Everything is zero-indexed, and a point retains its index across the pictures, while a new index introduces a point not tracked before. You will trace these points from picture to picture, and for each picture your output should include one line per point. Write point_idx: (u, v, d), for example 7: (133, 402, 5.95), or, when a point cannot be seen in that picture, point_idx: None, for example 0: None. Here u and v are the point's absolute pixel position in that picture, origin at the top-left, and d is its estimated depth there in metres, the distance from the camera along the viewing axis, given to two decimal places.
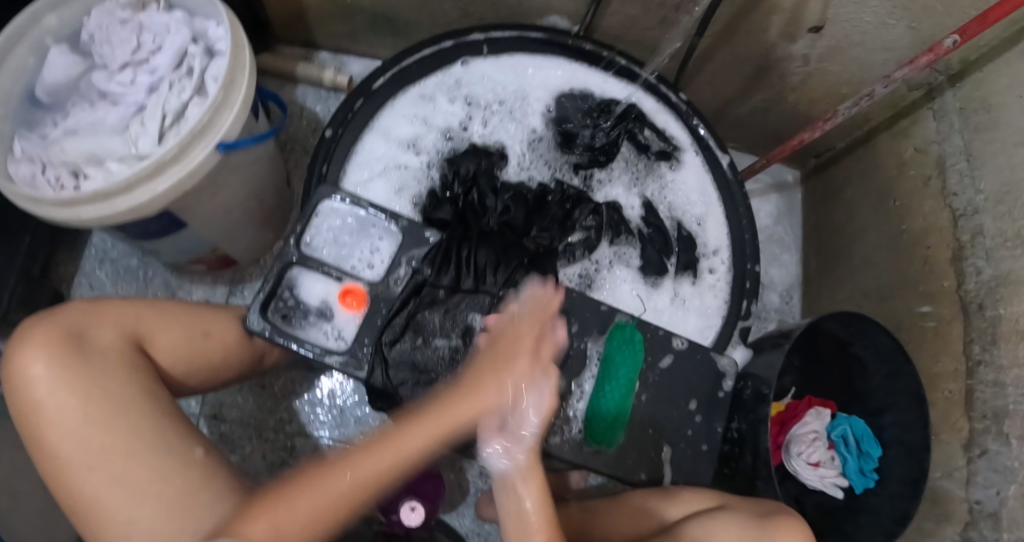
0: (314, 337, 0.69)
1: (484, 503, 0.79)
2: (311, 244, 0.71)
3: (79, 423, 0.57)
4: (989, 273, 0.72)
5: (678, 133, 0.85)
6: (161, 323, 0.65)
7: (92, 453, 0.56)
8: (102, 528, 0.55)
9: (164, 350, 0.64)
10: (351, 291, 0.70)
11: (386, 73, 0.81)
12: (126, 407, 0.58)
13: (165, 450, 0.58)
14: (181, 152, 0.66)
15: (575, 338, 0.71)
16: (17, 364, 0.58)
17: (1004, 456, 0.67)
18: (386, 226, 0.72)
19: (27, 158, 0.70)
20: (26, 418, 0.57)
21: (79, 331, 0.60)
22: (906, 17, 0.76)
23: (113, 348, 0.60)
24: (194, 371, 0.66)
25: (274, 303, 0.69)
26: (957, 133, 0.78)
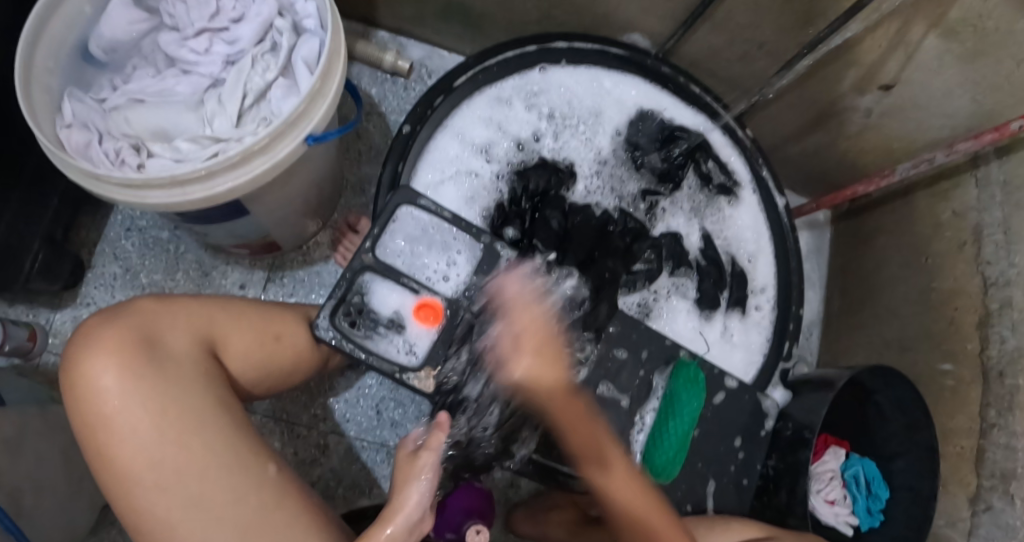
0: (385, 349, 0.66)
1: (520, 519, 0.81)
2: (388, 251, 0.68)
3: (153, 441, 0.52)
4: (1013, 344, 0.76)
5: (740, 168, 0.86)
6: (233, 324, 0.61)
7: (168, 473, 0.52)
8: None
9: (237, 355, 0.60)
10: (427, 305, 0.68)
11: (467, 72, 0.79)
12: (204, 424, 0.54)
13: (243, 469, 0.54)
14: (270, 144, 0.60)
15: (644, 367, 0.72)
16: (82, 373, 0.53)
17: (1008, 515, 0.73)
18: (467, 239, 0.70)
19: (78, 123, 0.62)
20: (90, 431, 0.52)
21: (150, 336, 0.55)
22: (973, 90, 0.77)
23: (189, 354, 0.56)
24: (262, 379, 0.63)
25: (347, 312, 0.66)
26: (998, 206, 0.80)
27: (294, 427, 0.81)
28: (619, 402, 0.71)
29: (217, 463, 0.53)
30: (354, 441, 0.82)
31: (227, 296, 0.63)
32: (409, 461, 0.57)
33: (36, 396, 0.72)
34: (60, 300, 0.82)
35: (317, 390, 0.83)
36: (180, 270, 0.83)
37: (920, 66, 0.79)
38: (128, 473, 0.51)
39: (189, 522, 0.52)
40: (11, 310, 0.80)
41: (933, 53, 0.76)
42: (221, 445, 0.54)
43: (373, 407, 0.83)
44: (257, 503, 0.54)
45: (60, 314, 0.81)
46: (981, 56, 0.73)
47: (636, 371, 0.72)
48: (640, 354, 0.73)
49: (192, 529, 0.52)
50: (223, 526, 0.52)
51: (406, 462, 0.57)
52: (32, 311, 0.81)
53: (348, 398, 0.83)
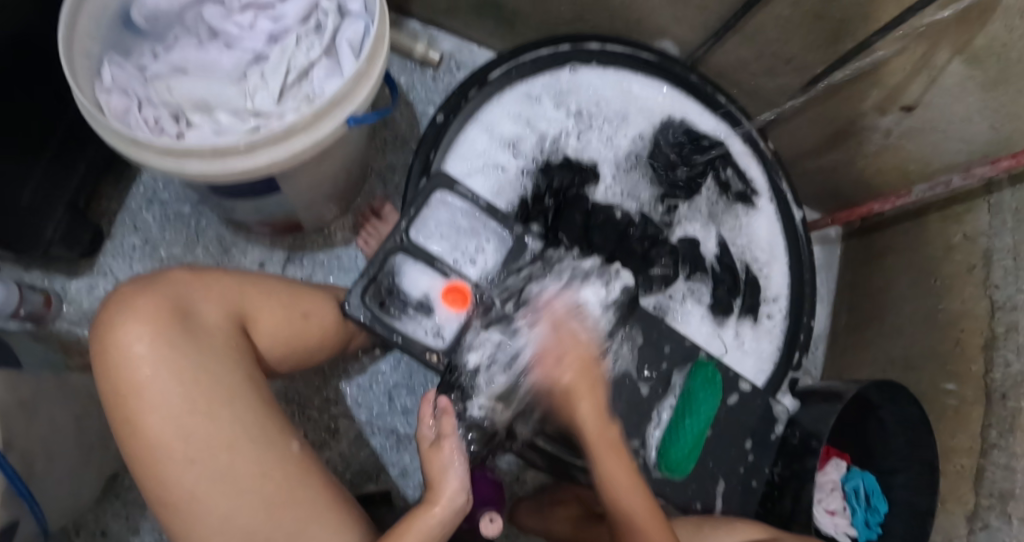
0: (413, 330, 0.68)
1: (524, 513, 0.82)
2: (420, 233, 0.70)
3: (183, 411, 0.52)
4: (1016, 367, 0.78)
5: (758, 178, 0.87)
6: (264, 300, 0.61)
7: (196, 442, 0.52)
8: (194, 524, 0.52)
9: (266, 331, 0.61)
10: (456, 288, 0.69)
11: (502, 65, 0.80)
12: (232, 396, 0.54)
13: (268, 442, 0.54)
14: (312, 122, 0.60)
15: (665, 362, 0.73)
16: (114, 339, 0.53)
17: (1004, 533, 0.74)
18: (496, 228, 0.72)
19: (117, 89, 0.63)
20: (117, 397, 0.52)
21: (184, 306, 0.55)
22: (992, 118, 0.79)
23: (220, 328, 0.56)
24: (287, 357, 0.63)
25: (376, 290, 0.67)
26: (1009, 232, 0.82)
27: (304, 409, 0.81)
28: (637, 388, 0.73)
29: (244, 435, 0.54)
30: (364, 425, 0.82)
31: (259, 273, 0.64)
32: (432, 452, 0.61)
33: (51, 362, 0.71)
34: (77, 268, 0.81)
35: (330, 372, 0.83)
36: (199, 245, 0.83)
37: (942, 90, 0.80)
38: (154, 441, 0.51)
39: (214, 493, 0.52)
40: (27, 276, 0.80)
41: (956, 78, 0.78)
42: (249, 418, 0.54)
43: (386, 392, 0.83)
44: (280, 478, 0.54)
45: (76, 282, 0.81)
46: (1003, 85, 0.75)
47: (658, 361, 0.73)
48: (662, 348, 0.74)
49: (216, 500, 0.52)
50: (246, 502, 0.53)
51: (430, 453, 0.61)
52: (47, 278, 0.81)
53: (360, 382, 0.83)
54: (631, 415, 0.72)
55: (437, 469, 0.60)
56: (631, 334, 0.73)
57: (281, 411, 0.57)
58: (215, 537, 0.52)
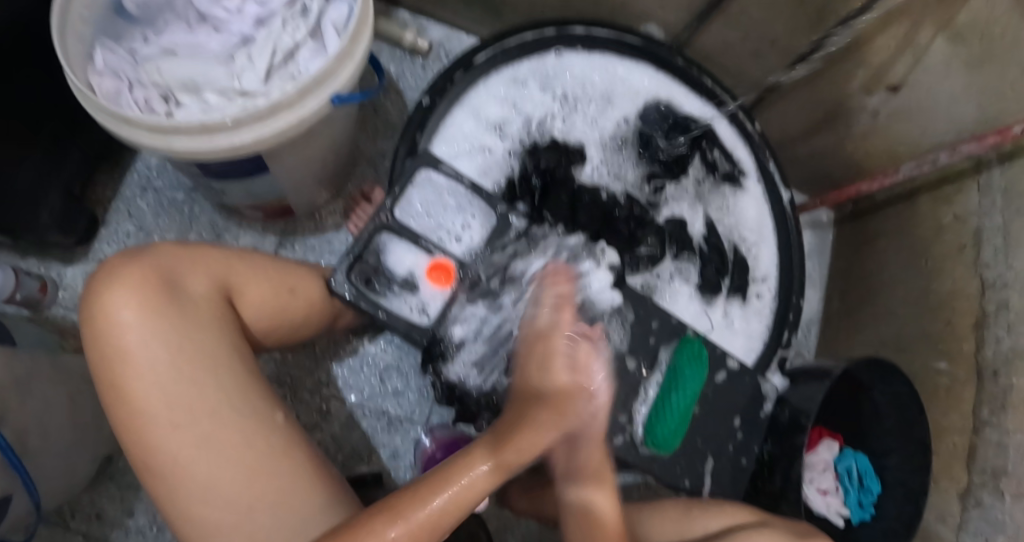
0: (398, 307, 0.69)
1: (514, 496, 0.82)
2: (405, 212, 0.70)
3: (169, 378, 0.53)
4: (1007, 344, 0.78)
5: (745, 159, 0.88)
6: (251, 274, 0.62)
7: (182, 409, 0.53)
8: (177, 490, 0.53)
9: (252, 304, 0.62)
10: (439, 266, 0.70)
11: (487, 50, 0.81)
12: (217, 365, 0.55)
13: (251, 412, 0.56)
14: (297, 99, 0.62)
15: (653, 338, 0.74)
16: (102, 307, 0.54)
17: (997, 510, 0.74)
18: (483, 207, 0.73)
19: (109, 71, 0.64)
20: (105, 363, 0.53)
21: (172, 277, 0.56)
22: (978, 96, 0.79)
23: (206, 299, 0.57)
24: (275, 329, 0.65)
25: (361, 267, 0.68)
26: (998, 210, 0.82)
27: (296, 391, 0.82)
28: (625, 363, 0.73)
29: (228, 405, 0.55)
30: (355, 408, 0.83)
31: (247, 249, 0.65)
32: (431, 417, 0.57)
33: (47, 345, 0.73)
34: (72, 255, 0.83)
35: (321, 355, 0.84)
36: (192, 231, 0.84)
37: (927, 69, 0.81)
38: (140, 407, 0.53)
39: (199, 461, 0.53)
40: (24, 263, 0.82)
41: (941, 56, 0.78)
42: (233, 388, 0.55)
43: (377, 374, 0.84)
44: (263, 447, 0.55)
45: (71, 269, 0.82)
46: (988, 62, 0.75)
47: (646, 337, 0.74)
48: (650, 324, 0.74)
49: (200, 468, 0.53)
50: (227, 469, 0.53)
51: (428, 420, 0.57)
52: (44, 264, 0.82)
53: (352, 365, 0.84)
54: (619, 391, 0.72)
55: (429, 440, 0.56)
56: (620, 312, 0.74)
57: (266, 382, 0.58)
58: (196, 504, 0.53)
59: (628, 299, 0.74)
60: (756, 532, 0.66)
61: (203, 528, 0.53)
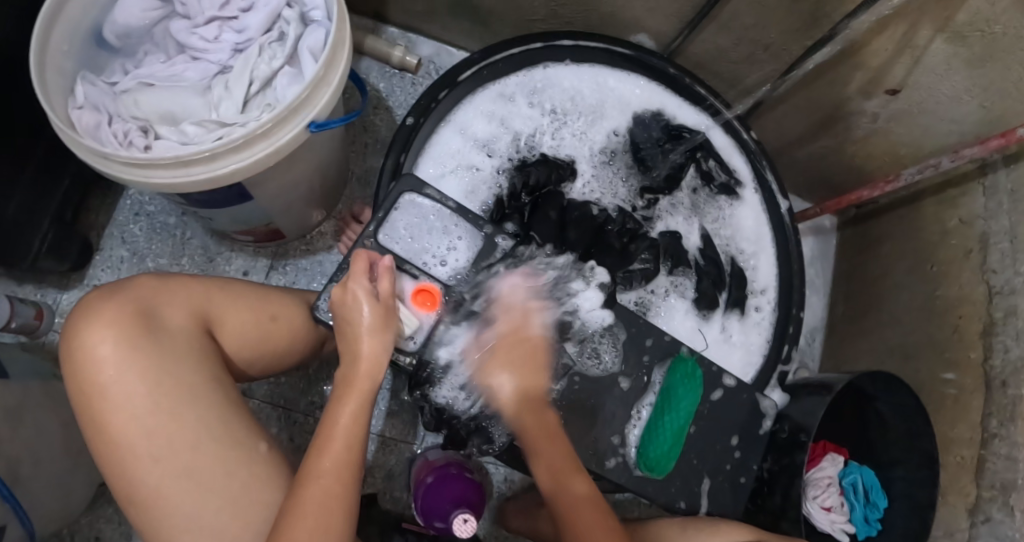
0: None
1: (513, 515, 0.81)
2: (389, 236, 0.69)
3: (147, 411, 0.53)
4: (1016, 353, 0.75)
5: (742, 168, 0.87)
6: (230, 303, 0.62)
7: (161, 442, 0.53)
8: (161, 522, 0.53)
9: (231, 334, 0.61)
10: (425, 289, 0.67)
11: (472, 67, 0.80)
12: (198, 398, 0.55)
13: (232, 443, 0.55)
14: (272, 128, 0.62)
15: (646, 357, 0.73)
16: (81, 343, 0.54)
17: (1007, 526, 0.72)
18: (468, 226, 0.71)
19: (89, 105, 0.65)
20: (85, 397, 0.54)
21: (149, 310, 0.56)
22: (981, 96, 0.77)
23: (185, 331, 0.57)
24: (257, 359, 0.64)
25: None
26: (1004, 214, 0.80)
27: (290, 413, 0.82)
28: (619, 383, 0.72)
29: (206, 437, 0.54)
30: None
31: (227, 278, 0.64)
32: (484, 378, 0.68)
33: (39, 372, 0.73)
34: (67, 281, 0.83)
35: (315, 377, 0.84)
36: (185, 254, 0.85)
37: (927, 70, 0.78)
38: (120, 440, 0.53)
39: (179, 493, 0.53)
40: (20, 290, 0.82)
41: (940, 57, 0.76)
42: (212, 419, 0.55)
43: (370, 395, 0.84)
44: (247, 477, 0.55)
45: (67, 295, 0.83)
46: (990, 62, 0.73)
47: (640, 355, 0.73)
48: (644, 341, 0.73)
49: (180, 500, 0.53)
50: (211, 499, 0.54)
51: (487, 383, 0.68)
52: (40, 291, 0.83)
53: None
54: (612, 410, 0.71)
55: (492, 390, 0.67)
56: (612, 332, 0.73)
57: (248, 411, 0.58)
58: (180, 535, 0.53)
59: (618, 317, 0.73)
60: None
61: None
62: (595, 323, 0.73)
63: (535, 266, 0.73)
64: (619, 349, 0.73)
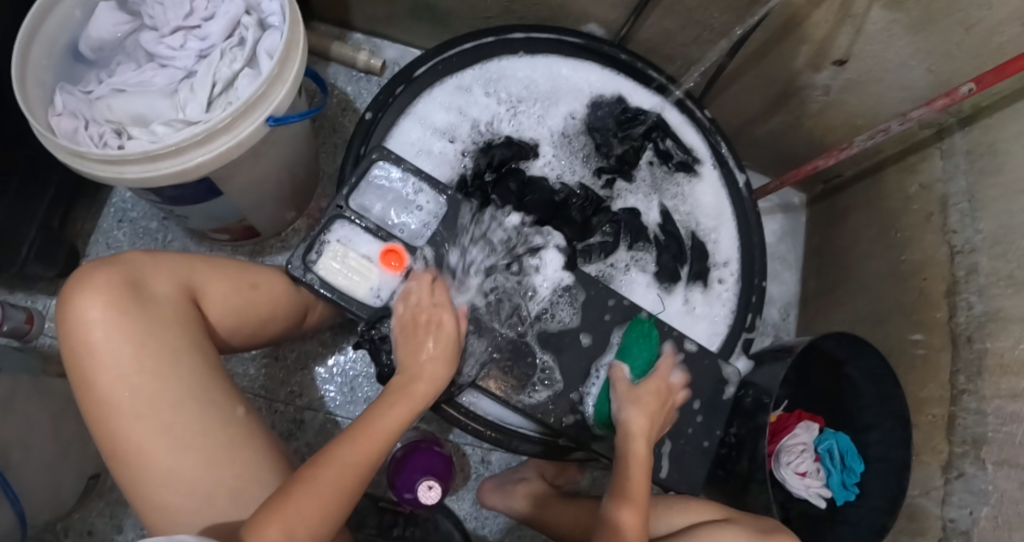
0: (354, 291, 0.70)
1: (489, 491, 0.81)
2: (361, 201, 0.73)
3: (132, 373, 0.57)
4: (980, 309, 0.77)
5: (699, 146, 0.90)
6: (212, 274, 0.65)
7: (144, 404, 0.56)
8: (142, 478, 0.56)
9: (215, 303, 0.65)
10: (393, 251, 0.72)
11: (426, 63, 0.85)
12: (180, 363, 0.58)
13: (211, 407, 0.59)
14: (232, 123, 0.68)
15: (604, 322, 0.75)
16: (73, 307, 0.57)
17: (981, 479, 0.72)
18: (432, 193, 0.75)
19: (67, 112, 0.71)
20: (76, 358, 0.57)
21: (137, 281, 0.59)
22: (927, 60, 0.81)
23: (170, 300, 0.60)
24: (239, 328, 0.67)
25: (318, 252, 0.71)
26: (962, 174, 0.82)
27: (271, 403, 0.85)
28: (580, 339, 0.74)
29: (190, 399, 0.58)
30: (330, 416, 0.86)
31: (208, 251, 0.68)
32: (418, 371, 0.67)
33: (28, 369, 0.76)
34: (57, 286, 0.87)
35: (293, 368, 0.87)
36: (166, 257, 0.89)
37: (869, 38, 0.81)
38: (107, 399, 0.56)
39: (159, 449, 0.56)
40: (11, 297, 0.86)
41: (881, 24, 0.79)
42: (193, 384, 0.58)
43: (347, 382, 0.87)
44: (223, 439, 0.58)
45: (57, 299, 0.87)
46: (931, 25, 0.76)
47: (601, 314, 0.75)
48: (606, 302, 0.76)
49: (161, 457, 0.56)
50: (189, 459, 0.57)
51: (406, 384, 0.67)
52: (32, 298, 0.87)
53: (326, 374, 0.87)
54: (576, 365, 0.73)
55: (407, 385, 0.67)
56: (570, 292, 0.76)
57: (228, 378, 0.61)
58: (159, 492, 0.56)
59: (580, 281, 0.76)
60: (716, 529, 0.70)
61: (161, 514, 0.57)
62: (554, 284, 0.76)
63: (494, 234, 0.78)
64: (585, 316, 0.75)
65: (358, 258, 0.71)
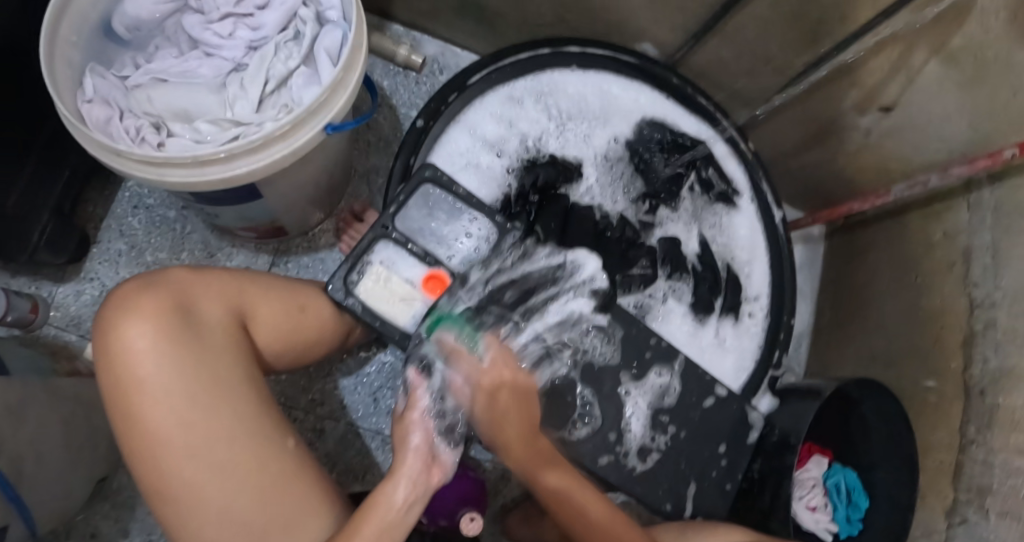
0: (396, 317, 0.71)
1: (514, 524, 0.85)
2: (407, 225, 0.74)
3: (184, 405, 0.55)
4: (994, 364, 0.79)
5: (739, 178, 0.90)
6: (262, 295, 0.65)
7: (198, 437, 0.54)
8: (196, 512, 0.54)
9: (263, 327, 0.65)
10: (435, 276, 0.74)
11: (481, 71, 0.84)
12: (233, 392, 0.57)
13: (266, 437, 0.57)
14: (291, 130, 0.64)
15: (649, 363, 0.77)
16: (117, 334, 0.55)
17: (982, 529, 0.76)
18: (481, 217, 0.76)
19: (99, 98, 0.66)
20: (119, 391, 0.55)
21: (186, 304, 0.58)
22: (970, 117, 0.79)
23: (219, 325, 0.60)
24: (286, 350, 0.68)
25: (360, 272, 0.71)
26: (988, 230, 0.83)
27: (292, 411, 0.86)
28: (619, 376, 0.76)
29: (245, 430, 0.57)
30: (353, 424, 0.87)
31: (255, 271, 0.67)
32: (398, 427, 0.63)
33: (38, 370, 0.72)
34: (63, 274, 0.83)
35: (316, 375, 0.88)
36: (185, 250, 0.86)
37: (920, 89, 0.81)
38: (157, 432, 0.54)
39: (214, 485, 0.55)
40: (14, 282, 0.82)
41: (934, 79, 0.79)
42: (248, 412, 0.58)
43: (371, 393, 0.88)
44: (278, 472, 0.57)
45: (63, 288, 0.82)
46: (981, 84, 0.75)
47: (641, 352, 0.77)
48: (646, 340, 0.77)
49: (217, 492, 0.55)
50: (243, 493, 0.55)
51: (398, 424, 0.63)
52: (36, 284, 0.82)
53: (351, 385, 0.88)
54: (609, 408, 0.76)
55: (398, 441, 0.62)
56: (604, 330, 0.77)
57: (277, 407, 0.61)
58: (213, 527, 0.55)
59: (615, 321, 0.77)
60: None
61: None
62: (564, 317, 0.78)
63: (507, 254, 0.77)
64: (621, 357, 0.77)
65: (401, 283, 0.72)
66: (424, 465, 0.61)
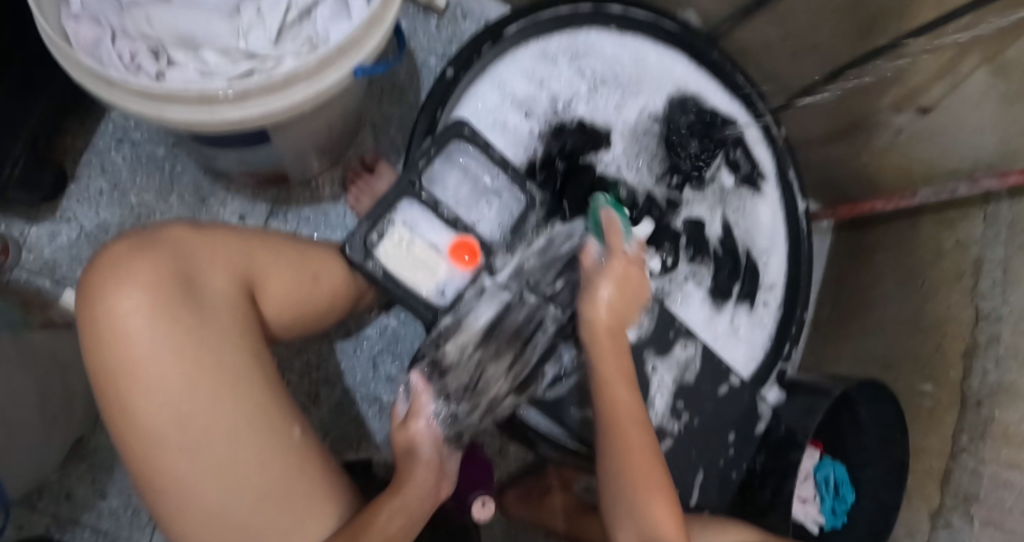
0: (417, 285, 0.67)
1: (511, 503, 0.83)
2: (434, 183, 0.70)
3: (183, 390, 0.51)
4: (994, 377, 0.78)
5: (766, 161, 0.87)
6: (271, 261, 0.60)
7: (195, 426, 0.50)
8: (190, 507, 0.51)
9: (272, 298, 0.59)
10: (464, 245, 0.69)
11: (519, 21, 0.78)
12: (236, 376, 0.52)
13: (271, 428, 0.53)
14: (316, 71, 0.55)
15: (669, 341, 0.76)
16: (110, 307, 0.51)
17: (965, 534, 0.78)
18: (510, 187, 0.72)
19: (88, 15, 0.57)
20: (109, 368, 0.50)
21: (188, 275, 0.53)
22: (1004, 129, 0.77)
23: (225, 296, 0.55)
24: (297, 321, 0.62)
25: (380, 234, 0.67)
26: (1001, 243, 0.81)
27: (284, 373, 0.82)
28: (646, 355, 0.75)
29: (246, 419, 0.52)
30: (353, 391, 0.84)
31: (265, 233, 0.62)
32: (402, 429, 0.65)
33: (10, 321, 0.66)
34: (35, 212, 0.79)
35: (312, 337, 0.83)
36: (174, 193, 0.81)
37: (961, 97, 0.78)
38: (150, 419, 0.50)
39: (211, 478, 0.51)
40: None
41: (977, 89, 0.76)
42: (252, 400, 0.53)
43: (370, 358, 0.84)
44: (282, 465, 0.53)
45: (36, 228, 0.78)
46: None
47: (667, 329, 0.76)
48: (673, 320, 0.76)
49: (215, 486, 0.51)
50: (244, 486, 0.51)
51: (400, 430, 0.65)
52: (5, 223, 0.78)
53: (347, 349, 0.84)
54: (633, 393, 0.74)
55: (405, 441, 0.64)
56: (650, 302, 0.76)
57: (286, 391, 0.56)
58: (211, 522, 0.51)
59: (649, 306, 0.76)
60: None
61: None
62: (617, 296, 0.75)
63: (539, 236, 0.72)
64: (647, 337, 0.75)
65: (424, 248, 0.68)
66: (431, 467, 0.62)
